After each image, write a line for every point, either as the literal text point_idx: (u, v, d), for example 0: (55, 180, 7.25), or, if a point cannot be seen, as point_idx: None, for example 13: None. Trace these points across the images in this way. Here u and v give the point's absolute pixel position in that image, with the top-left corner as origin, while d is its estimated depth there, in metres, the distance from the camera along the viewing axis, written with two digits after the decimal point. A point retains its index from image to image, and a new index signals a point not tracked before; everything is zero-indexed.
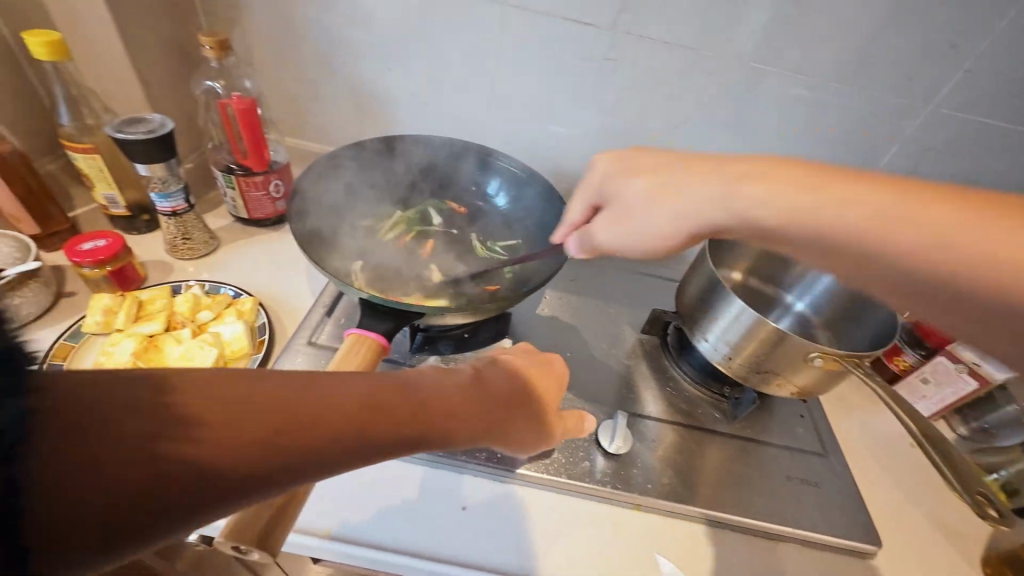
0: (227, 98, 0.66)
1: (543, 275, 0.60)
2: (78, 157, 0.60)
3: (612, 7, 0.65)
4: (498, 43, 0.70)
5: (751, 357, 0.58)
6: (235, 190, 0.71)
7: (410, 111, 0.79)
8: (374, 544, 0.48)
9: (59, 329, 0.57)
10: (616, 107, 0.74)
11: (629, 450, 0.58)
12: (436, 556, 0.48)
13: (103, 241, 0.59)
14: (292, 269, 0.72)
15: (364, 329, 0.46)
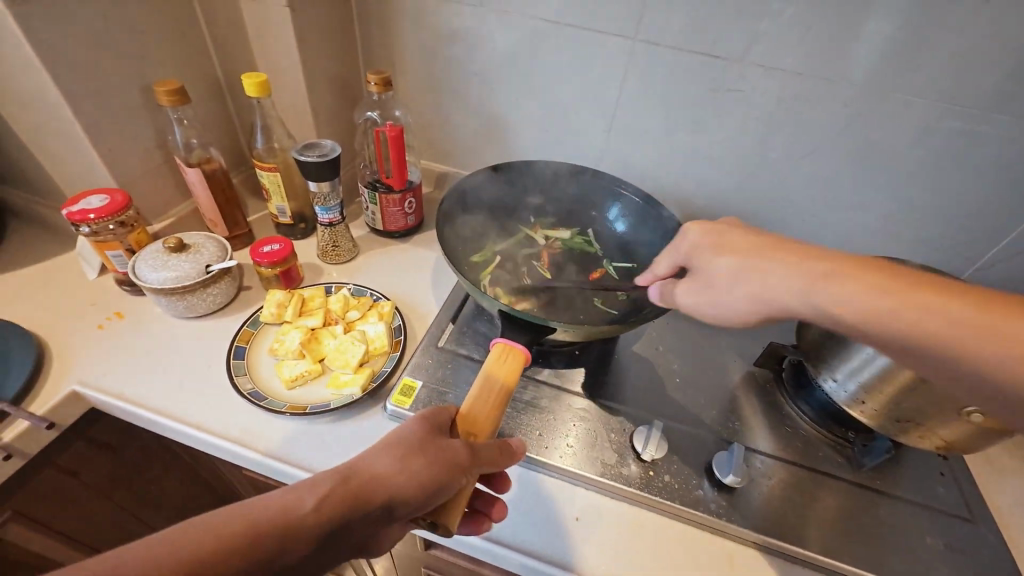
0: (381, 126, 0.75)
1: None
2: (264, 174, 0.72)
3: (743, 40, 0.66)
4: (623, 74, 0.74)
5: (888, 403, 0.54)
6: (377, 205, 0.80)
7: (532, 135, 0.86)
8: (494, 539, 0.51)
9: (241, 318, 0.68)
10: (738, 135, 0.74)
11: (744, 485, 0.57)
12: (550, 559, 0.50)
13: (277, 246, 0.70)
14: (419, 277, 0.79)
15: (507, 338, 0.52)
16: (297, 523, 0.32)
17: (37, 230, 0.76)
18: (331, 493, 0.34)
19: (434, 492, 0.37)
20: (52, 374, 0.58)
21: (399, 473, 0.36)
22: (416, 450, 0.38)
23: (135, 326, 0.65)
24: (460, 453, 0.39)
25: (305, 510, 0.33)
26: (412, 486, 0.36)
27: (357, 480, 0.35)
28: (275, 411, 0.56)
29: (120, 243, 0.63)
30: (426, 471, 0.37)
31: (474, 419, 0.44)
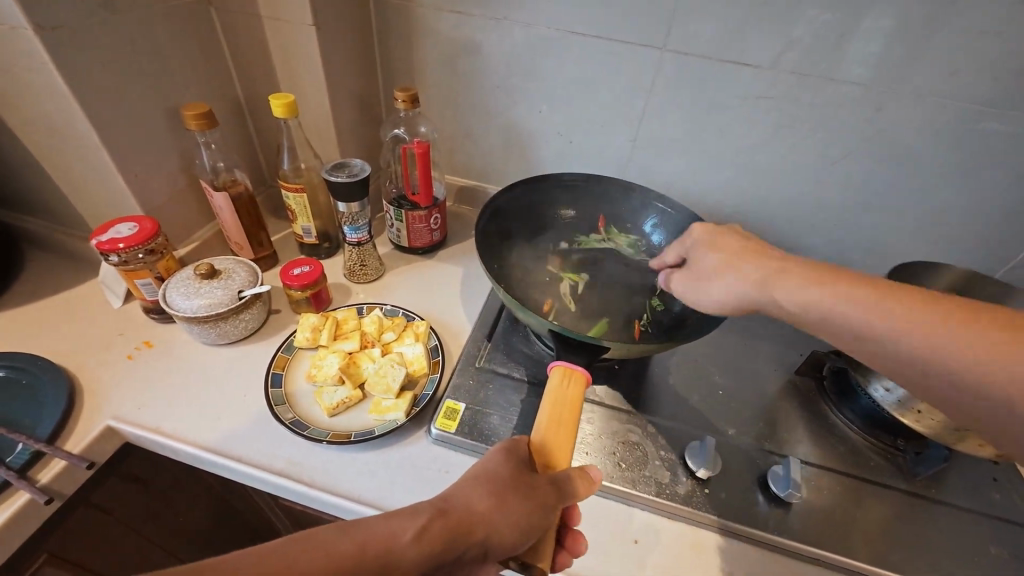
0: (408, 142, 0.74)
1: (704, 315, 0.62)
2: (290, 195, 0.71)
3: (776, 48, 0.65)
4: (650, 85, 0.73)
5: (948, 412, 0.53)
6: (402, 222, 0.79)
7: (554, 148, 0.85)
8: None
9: (272, 342, 0.67)
10: (764, 142, 0.74)
11: (802, 501, 0.55)
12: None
13: (308, 267, 0.68)
14: (446, 294, 0.78)
15: (565, 361, 0.53)
16: (400, 553, 0.33)
17: (56, 258, 0.74)
18: (431, 526, 0.35)
19: (527, 532, 0.38)
20: (85, 409, 0.56)
21: (492, 512, 0.37)
22: (509, 488, 0.39)
23: (165, 356, 0.63)
24: (550, 488, 0.40)
25: (407, 541, 0.34)
26: (507, 525, 0.37)
27: (454, 513, 0.37)
28: (317, 439, 0.54)
29: (150, 272, 0.62)
30: (519, 510, 0.38)
31: (550, 451, 0.45)
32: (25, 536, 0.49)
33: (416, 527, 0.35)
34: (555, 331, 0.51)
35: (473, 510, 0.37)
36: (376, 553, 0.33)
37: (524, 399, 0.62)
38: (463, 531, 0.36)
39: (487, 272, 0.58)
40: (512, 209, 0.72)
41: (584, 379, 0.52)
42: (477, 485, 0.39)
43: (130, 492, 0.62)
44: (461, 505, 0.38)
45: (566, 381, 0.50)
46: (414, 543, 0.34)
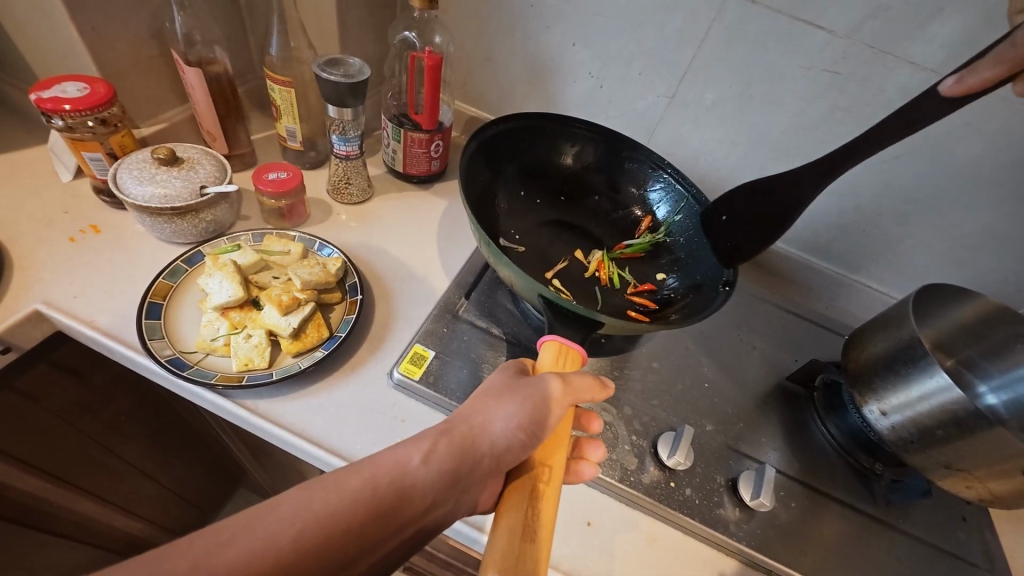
0: (418, 51, 0.65)
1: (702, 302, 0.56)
2: (276, 88, 0.62)
3: (861, 12, 0.56)
4: (705, 32, 0.64)
5: (947, 448, 0.49)
6: (399, 143, 0.71)
7: (582, 91, 0.76)
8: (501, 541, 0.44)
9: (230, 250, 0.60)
10: (815, 125, 0.66)
11: (769, 510, 0.53)
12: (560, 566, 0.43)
13: (285, 174, 0.61)
14: (434, 232, 0.71)
15: (560, 335, 0.48)
16: (318, 537, 0.31)
17: (4, 115, 0.66)
18: (350, 502, 0.33)
19: (453, 492, 0.37)
20: (12, 286, 0.50)
21: (418, 469, 0.36)
22: (420, 466, 0.36)
23: (112, 244, 0.56)
24: (472, 470, 0.37)
25: (321, 522, 0.32)
26: (433, 487, 0.36)
27: (377, 488, 0.34)
28: (265, 364, 0.49)
29: (100, 145, 0.54)
30: (426, 485, 0.36)
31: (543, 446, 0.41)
32: None
33: (330, 504, 0.33)
34: (548, 297, 0.47)
35: (366, 490, 0.34)
36: (289, 538, 0.31)
37: (498, 357, 0.57)
38: (392, 504, 0.34)
39: (465, 201, 0.51)
40: (508, 142, 0.64)
41: (579, 363, 0.47)
42: (381, 464, 0.35)
43: (64, 381, 0.58)
44: (361, 486, 0.34)
45: (563, 362, 0.46)
46: (327, 524, 0.32)
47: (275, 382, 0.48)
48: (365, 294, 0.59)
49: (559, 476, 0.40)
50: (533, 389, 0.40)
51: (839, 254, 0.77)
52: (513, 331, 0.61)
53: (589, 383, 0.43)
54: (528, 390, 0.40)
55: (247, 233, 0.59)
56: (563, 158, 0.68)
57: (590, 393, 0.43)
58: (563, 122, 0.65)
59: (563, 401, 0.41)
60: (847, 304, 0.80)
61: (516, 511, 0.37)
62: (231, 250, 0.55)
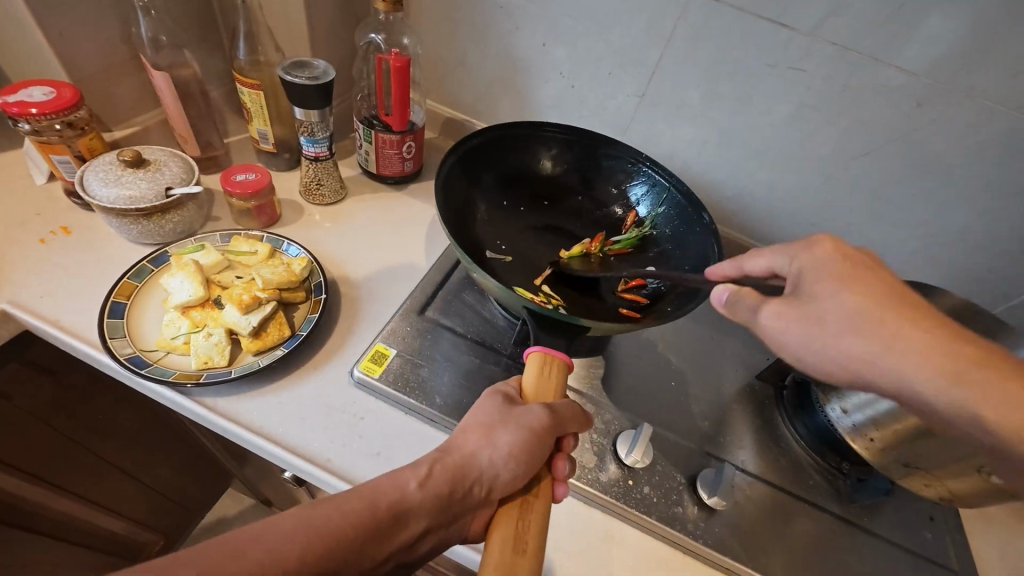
0: (385, 53, 0.65)
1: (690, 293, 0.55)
2: (245, 91, 0.63)
3: (823, 9, 0.56)
4: (671, 32, 0.64)
5: (907, 446, 0.49)
6: (371, 145, 0.72)
7: (554, 92, 0.76)
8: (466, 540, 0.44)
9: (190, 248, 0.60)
10: (782, 124, 0.66)
11: (729, 509, 0.52)
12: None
13: (252, 175, 0.62)
14: (404, 231, 0.71)
15: (544, 345, 0.45)
16: (320, 552, 0.31)
17: None
18: (353, 522, 0.33)
19: (446, 517, 0.37)
20: None
21: (415, 494, 0.36)
22: (420, 490, 0.37)
23: (82, 245, 0.58)
24: (466, 495, 0.38)
25: (326, 538, 0.32)
26: (429, 511, 0.36)
27: (377, 508, 0.35)
28: (223, 363, 0.50)
29: (68, 148, 0.55)
30: (422, 510, 0.36)
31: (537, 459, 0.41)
32: None
33: (334, 522, 0.33)
34: (527, 308, 0.45)
35: (368, 509, 0.34)
36: (296, 552, 0.30)
37: (462, 356, 0.58)
38: (389, 525, 0.35)
39: (444, 228, 0.51)
40: (481, 150, 0.64)
41: (564, 372, 0.45)
42: (383, 485, 0.36)
43: (35, 381, 0.58)
44: (362, 505, 0.34)
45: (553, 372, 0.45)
46: (330, 539, 0.32)
47: (233, 379, 0.48)
48: (331, 294, 0.60)
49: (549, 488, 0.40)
50: (523, 418, 0.40)
51: None
52: (480, 330, 0.61)
53: (574, 411, 0.43)
54: (521, 417, 0.40)
55: (214, 234, 0.60)
56: (542, 163, 0.67)
57: (576, 422, 0.43)
58: (540, 128, 0.65)
59: (551, 428, 0.40)
60: None
61: (508, 525, 0.37)
62: (195, 250, 0.56)
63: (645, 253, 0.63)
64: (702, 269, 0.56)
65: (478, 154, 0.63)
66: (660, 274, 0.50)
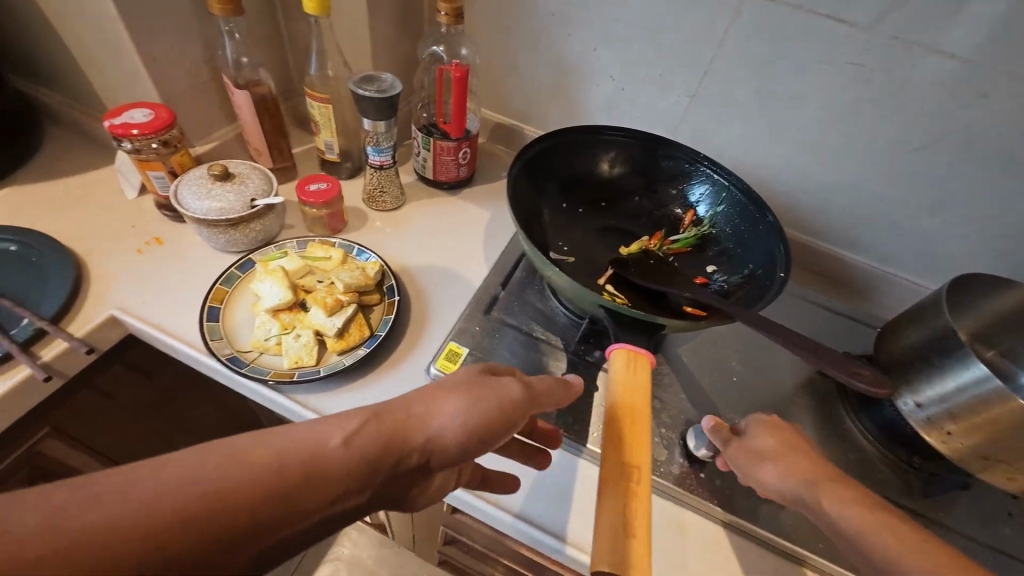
0: (445, 63, 0.68)
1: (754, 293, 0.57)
2: (316, 105, 0.66)
3: (883, 3, 0.56)
4: (725, 31, 0.65)
5: (985, 438, 0.49)
6: (429, 152, 0.74)
7: (603, 95, 0.78)
8: (519, 515, 0.49)
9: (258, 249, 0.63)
10: (839, 118, 0.66)
11: (800, 502, 0.53)
12: (571, 542, 0.48)
13: (325, 185, 0.65)
14: (463, 234, 0.74)
15: (623, 343, 0.46)
16: (193, 513, 0.24)
17: (76, 139, 0.73)
18: (258, 473, 0.27)
19: (373, 480, 0.31)
20: (91, 292, 0.56)
21: (336, 451, 0.29)
22: (356, 436, 0.31)
23: (174, 253, 0.62)
24: (396, 461, 0.32)
25: (219, 496, 0.25)
26: (350, 473, 0.29)
27: (285, 463, 0.28)
28: (310, 363, 0.53)
29: (163, 165, 0.59)
30: (346, 465, 0.29)
31: (631, 436, 0.37)
32: (29, 405, 0.50)
33: (226, 480, 0.26)
34: (607, 307, 0.46)
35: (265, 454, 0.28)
36: (170, 506, 0.24)
37: (529, 354, 0.60)
38: (299, 483, 0.28)
39: (522, 238, 0.53)
40: (543, 157, 0.66)
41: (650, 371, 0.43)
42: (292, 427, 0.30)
43: (135, 381, 0.63)
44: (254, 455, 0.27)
45: (634, 362, 0.43)
46: (224, 491, 0.25)
47: (323, 377, 0.52)
48: (402, 296, 0.63)
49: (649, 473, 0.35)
50: (493, 389, 0.36)
51: (871, 246, 0.76)
52: (545, 329, 0.63)
53: (552, 386, 0.41)
54: (491, 387, 0.36)
55: (293, 241, 0.63)
56: (600, 166, 0.69)
57: (553, 397, 0.40)
58: (600, 132, 0.67)
59: (519, 406, 0.36)
60: (881, 296, 0.79)
61: (615, 508, 0.32)
62: (279, 257, 0.60)
63: (704, 253, 0.65)
64: (769, 268, 0.58)
65: (542, 160, 0.65)
66: (718, 301, 0.51)
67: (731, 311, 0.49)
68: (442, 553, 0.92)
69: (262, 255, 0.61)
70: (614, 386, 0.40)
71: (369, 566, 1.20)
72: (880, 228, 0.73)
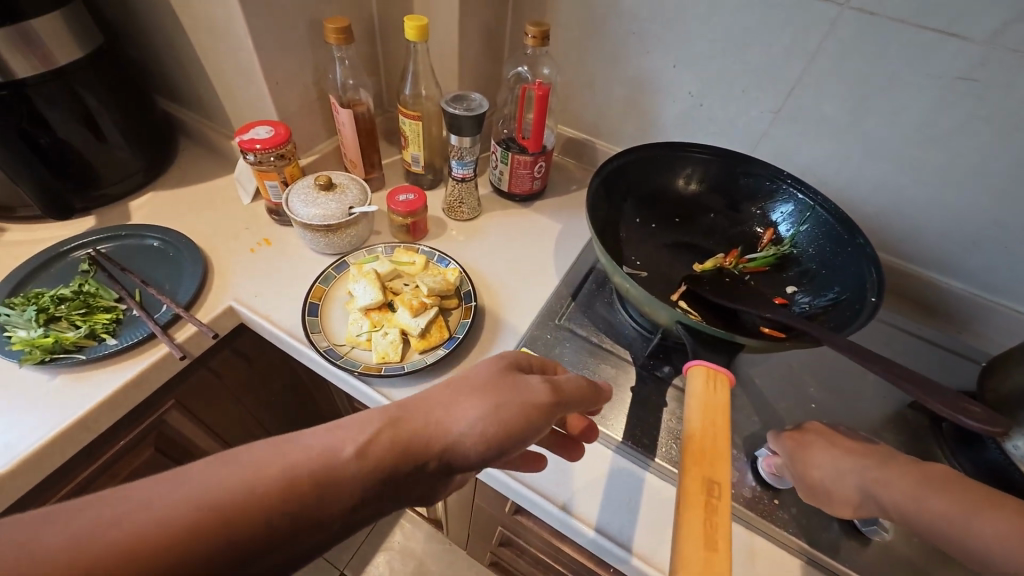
0: (529, 82, 0.71)
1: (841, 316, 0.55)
2: (407, 122, 0.72)
3: (1002, 16, 0.52)
4: (817, 47, 0.63)
5: None
6: (506, 165, 0.78)
7: (680, 111, 0.78)
8: (528, 485, 0.52)
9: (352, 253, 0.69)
10: (943, 136, 0.62)
11: (888, 543, 0.50)
12: (601, 530, 0.49)
13: (412, 196, 0.70)
14: (535, 245, 0.77)
15: (702, 360, 0.46)
16: (202, 534, 0.24)
17: (202, 151, 0.83)
18: (293, 468, 0.29)
19: (404, 477, 0.32)
20: (214, 285, 0.64)
21: (352, 461, 0.30)
22: (382, 437, 0.32)
23: (280, 254, 0.69)
24: (426, 459, 0.33)
25: (258, 488, 0.27)
26: (378, 473, 0.31)
27: (313, 467, 0.29)
28: (395, 360, 0.57)
29: (277, 175, 0.67)
30: (378, 466, 0.31)
31: (709, 456, 0.37)
32: (162, 380, 0.58)
33: (248, 486, 0.27)
34: (687, 324, 0.47)
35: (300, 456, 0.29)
36: (211, 503, 0.25)
37: (599, 365, 0.61)
38: (320, 484, 0.29)
39: (600, 250, 0.55)
40: (620, 173, 0.67)
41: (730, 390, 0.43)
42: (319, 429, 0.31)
43: (240, 365, 0.71)
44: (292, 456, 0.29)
45: (713, 382, 0.43)
46: (226, 511, 0.25)
47: (407, 373, 0.56)
48: (477, 301, 0.67)
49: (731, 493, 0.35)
50: (516, 394, 0.36)
51: (976, 273, 0.70)
52: (613, 341, 0.64)
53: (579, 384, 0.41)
54: (513, 390, 0.37)
55: (382, 246, 0.69)
56: (675, 183, 0.70)
57: (583, 401, 0.41)
58: (678, 149, 0.68)
59: (547, 405, 0.37)
60: (985, 329, 0.72)
61: (694, 521, 0.33)
62: (371, 260, 0.65)
63: (784, 273, 0.63)
64: (858, 293, 0.55)
65: (619, 175, 0.66)
66: (803, 323, 0.50)
67: (817, 334, 0.48)
68: (495, 555, 0.94)
69: (356, 258, 0.67)
70: (692, 403, 0.41)
71: (422, 561, 1.24)
72: (988, 254, 0.67)
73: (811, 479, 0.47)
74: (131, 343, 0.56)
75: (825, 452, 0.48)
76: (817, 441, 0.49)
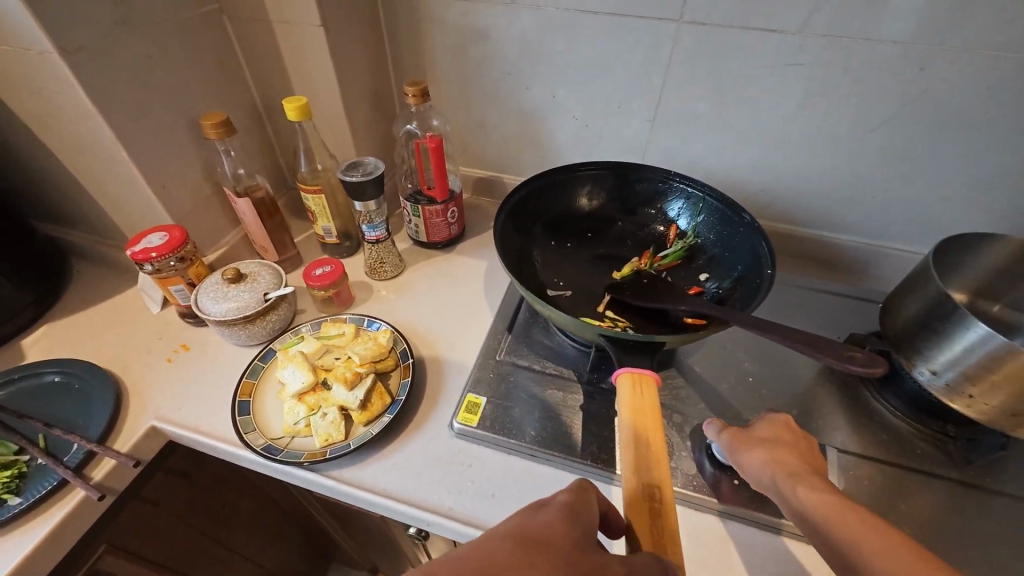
0: (421, 137, 0.73)
1: (748, 292, 0.59)
2: (309, 197, 0.72)
3: (807, 9, 0.61)
4: (668, 59, 0.70)
5: (1007, 396, 0.49)
6: (419, 218, 0.79)
7: (570, 135, 0.83)
8: None
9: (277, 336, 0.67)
10: (794, 116, 0.70)
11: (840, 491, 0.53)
12: None
13: (329, 267, 0.70)
14: (463, 287, 0.77)
15: (631, 366, 0.48)
16: None
17: (101, 268, 0.79)
18: None
19: None
20: (130, 409, 0.60)
21: None
22: None
23: (201, 357, 0.66)
24: None
25: None
26: None
27: None
28: (339, 439, 0.55)
29: (181, 278, 0.65)
30: None
31: (647, 463, 0.41)
32: (83, 527, 0.53)
33: None
34: (607, 335, 0.49)
35: None
36: None
37: (545, 391, 0.62)
38: None
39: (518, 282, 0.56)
40: (526, 203, 0.70)
41: (657, 390, 0.46)
42: None
43: (177, 485, 0.65)
44: None
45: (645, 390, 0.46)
46: None
47: (353, 450, 0.54)
48: (415, 358, 0.66)
49: (671, 492, 0.40)
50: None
51: (857, 225, 0.78)
52: (555, 364, 0.65)
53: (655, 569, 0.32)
54: None
55: (307, 324, 0.67)
56: (579, 202, 0.73)
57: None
58: (573, 170, 0.71)
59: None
60: (879, 271, 0.80)
61: (641, 528, 0.38)
62: (297, 342, 0.64)
63: (694, 263, 0.68)
64: (757, 267, 0.60)
65: (525, 206, 0.69)
66: (716, 309, 0.53)
67: (725, 316, 0.51)
68: None
69: (281, 343, 0.65)
70: (623, 411, 0.45)
71: None
72: (861, 208, 0.76)
73: (786, 460, 0.47)
74: (40, 496, 0.50)
75: (806, 457, 0.48)
76: (802, 445, 0.50)
